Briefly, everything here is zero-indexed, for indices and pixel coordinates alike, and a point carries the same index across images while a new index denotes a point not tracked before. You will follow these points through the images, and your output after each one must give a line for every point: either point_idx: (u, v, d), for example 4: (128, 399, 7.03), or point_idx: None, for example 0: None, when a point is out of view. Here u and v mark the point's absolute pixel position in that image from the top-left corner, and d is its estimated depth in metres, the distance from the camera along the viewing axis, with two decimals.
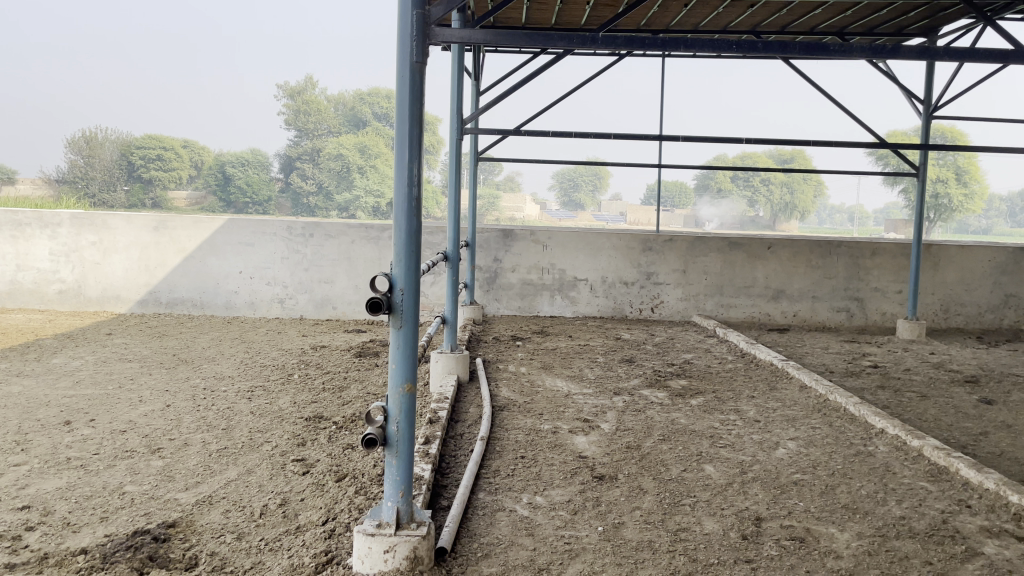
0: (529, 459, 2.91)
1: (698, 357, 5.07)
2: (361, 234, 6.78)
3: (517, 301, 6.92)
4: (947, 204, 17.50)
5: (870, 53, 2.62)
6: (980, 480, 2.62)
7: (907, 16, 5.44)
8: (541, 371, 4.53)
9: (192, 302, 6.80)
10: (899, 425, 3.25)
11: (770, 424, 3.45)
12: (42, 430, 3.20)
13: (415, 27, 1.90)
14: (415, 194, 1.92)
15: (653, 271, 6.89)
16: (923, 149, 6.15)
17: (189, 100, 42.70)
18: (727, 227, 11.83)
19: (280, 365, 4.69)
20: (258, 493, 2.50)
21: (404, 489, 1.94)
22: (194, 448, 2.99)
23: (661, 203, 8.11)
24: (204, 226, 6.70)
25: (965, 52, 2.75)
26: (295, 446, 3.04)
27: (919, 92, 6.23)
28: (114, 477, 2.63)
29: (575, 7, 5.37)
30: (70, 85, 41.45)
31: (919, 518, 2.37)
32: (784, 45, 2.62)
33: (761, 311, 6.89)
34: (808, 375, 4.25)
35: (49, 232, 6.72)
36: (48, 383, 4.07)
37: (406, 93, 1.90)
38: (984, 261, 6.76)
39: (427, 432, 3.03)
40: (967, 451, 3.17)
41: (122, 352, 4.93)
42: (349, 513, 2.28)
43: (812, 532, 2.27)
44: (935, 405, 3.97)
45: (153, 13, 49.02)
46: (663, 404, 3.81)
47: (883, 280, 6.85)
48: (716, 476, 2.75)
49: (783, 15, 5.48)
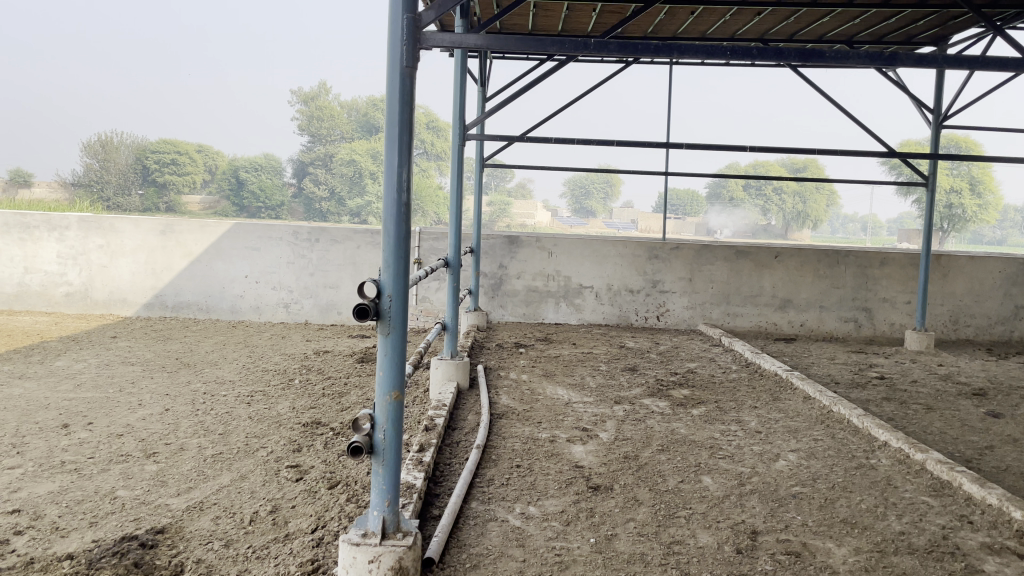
0: (524, 468, 2.88)
1: (702, 366, 5.02)
2: (366, 239, 6.79)
3: (521, 308, 6.90)
4: (960, 214, 17.17)
5: (869, 60, 2.56)
6: (983, 495, 2.57)
7: (917, 25, 5.38)
8: (542, 378, 4.50)
9: (198, 305, 6.84)
10: (903, 437, 3.20)
11: (772, 435, 3.40)
12: (40, 433, 3.21)
13: (406, 31, 1.89)
14: (404, 199, 1.90)
15: (659, 279, 6.85)
16: (933, 158, 6.06)
17: (203, 103, 43.21)
18: (739, 234, 11.82)
19: (281, 370, 4.70)
20: (250, 499, 2.49)
21: (390, 498, 1.92)
22: (190, 452, 3.00)
23: (669, 211, 7.93)
24: (211, 230, 6.74)
25: (973, 60, 2.67)
26: (291, 451, 3.03)
27: (929, 101, 6.15)
28: (108, 481, 2.63)
29: (581, 14, 5.38)
30: (86, 87, 41.97)
31: (919, 533, 2.32)
32: (779, 52, 2.54)
33: (768, 321, 6.83)
34: (812, 386, 4.19)
35: (57, 235, 6.79)
36: (50, 385, 4.10)
37: (396, 98, 1.88)
38: (994, 272, 6.67)
39: (422, 439, 3.02)
40: (970, 465, 3.11)
41: (125, 356, 4.95)
42: (339, 521, 2.27)
43: (808, 547, 2.22)
44: (941, 418, 3.90)
45: (166, 19, 49.65)
46: (664, 413, 3.76)
47: (891, 290, 6.76)
48: (714, 487, 2.71)
49: (790, 23, 5.46)
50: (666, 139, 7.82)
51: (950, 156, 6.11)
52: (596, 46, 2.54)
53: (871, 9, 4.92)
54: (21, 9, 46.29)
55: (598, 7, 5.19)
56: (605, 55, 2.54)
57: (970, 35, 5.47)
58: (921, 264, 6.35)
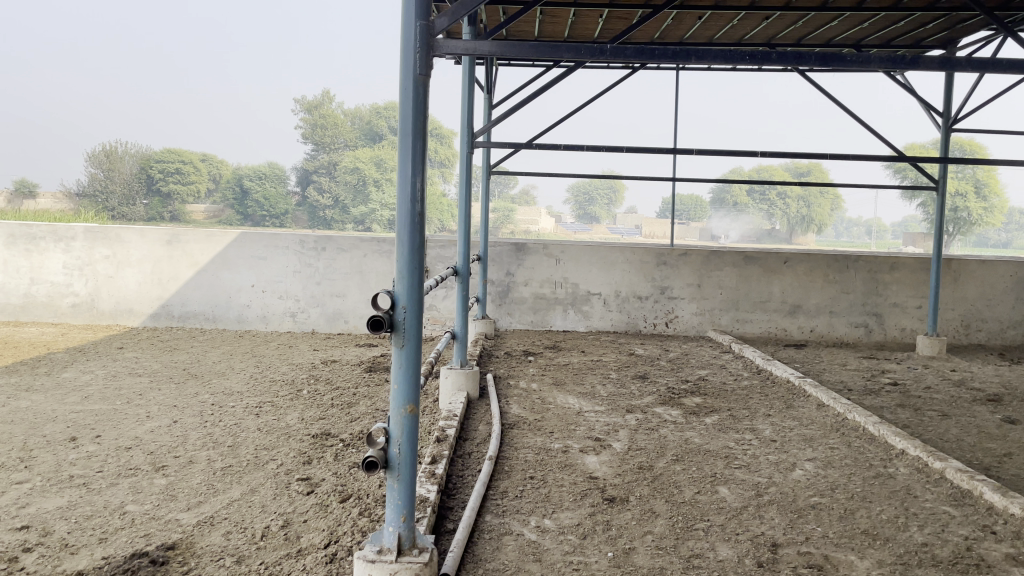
0: (538, 479, 2.84)
1: (714, 374, 4.96)
2: (372, 247, 6.77)
3: (529, 315, 6.86)
4: (965, 217, 17.52)
5: (890, 64, 2.47)
6: (1005, 505, 2.51)
7: (926, 28, 5.35)
8: (552, 388, 4.44)
9: (204, 315, 6.82)
10: (920, 445, 3.14)
11: (787, 443, 3.35)
12: (47, 447, 3.18)
13: (419, 39, 1.86)
14: (418, 210, 1.88)
15: (667, 285, 6.80)
16: (943, 162, 6.00)
17: (204, 112, 43.21)
18: (744, 239, 11.78)
19: (289, 381, 4.65)
20: (261, 513, 2.45)
21: (406, 513, 1.89)
22: (199, 465, 2.96)
23: (676, 216, 7.89)
24: (217, 239, 6.73)
25: (990, 62, 2.58)
26: (301, 464, 3.00)
27: (938, 104, 6.09)
28: (116, 496, 2.60)
29: (588, 19, 5.37)
30: (92, 98, 42.15)
31: (942, 545, 2.27)
32: (799, 56, 2.44)
33: (778, 326, 6.78)
34: (826, 393, 4.13)
35: (63, 246, 6.79)
36: (57, 397, 4.07)
37: (409, 107, 1.86)
38: (1005, 276, 6.60)
39: (434, 450, 2.98)
40: (991, 473, 3.05)
41: (132, 367, 4.93)
42: (352, 536, 2.23)
43: (830, 559, 2.17)
44: (957, 425, 3.84)
45: (171, 30, 49.95)
46: (677, 422, 3.71)
47: (902, 295, 6.71)
48: (730, 498, 2.66)
49: (798, 27, 5.44)
50: (673, 144, 7.77)
51: (960, 160, 6.05)
52: (612, 52, 2.47)
53: (880, 13, 4.89)
54: (33, 21, 46.78)
55: (604, 13, 5.17)
56: (622, 61, 2.47)
57: (980, 38, 5.43)
58: (933, 268, 6.30)
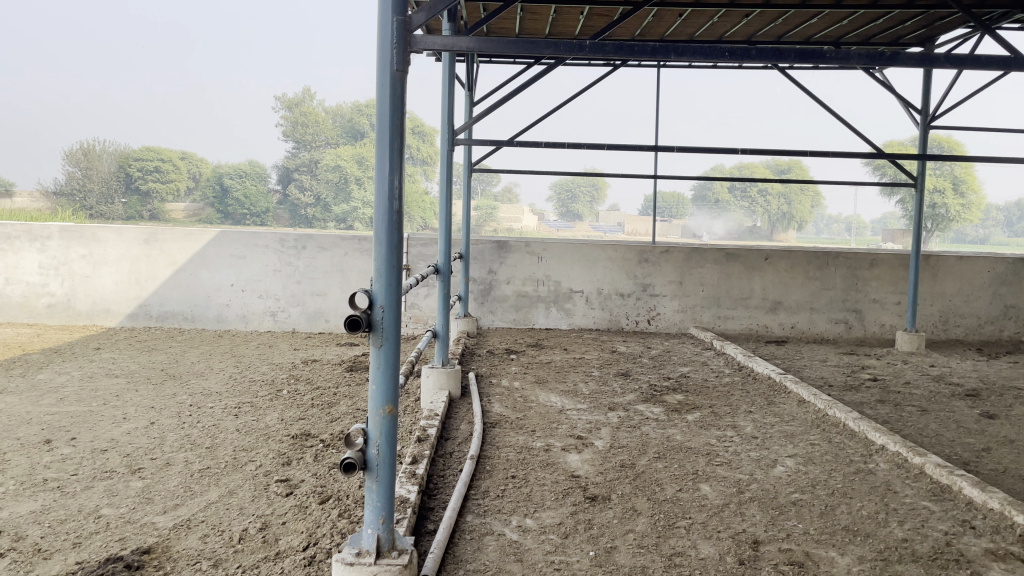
0: (519, 478, 2.82)
1: (695, 371, 4.99)
2: (354, 245, 6.71)
3: (511, 313, 6.85)
4: (944, 213, 17.52)
5: (870, 60, 2.45)
6: (983, 500, 2.54)
7: (904, 26, 5.42)
8: (535, 386, 4.44)
9: (183, 315, 6.73)
10: (900, 441, 3.17)
11: (768, 440, 3.37)
12: (21, 450, 3.11)
13: (396, 34, 1.83)
14: (396, 207, 1.86)
15: (649, 282, 6.82)
16: (921, 159, 6.06)
17: (177, 109, 42.26)
18: (725, 237, 11.82)
19: (269, 381, 4.59)
20: (238, 516, 2.41)
21: (385, 515, 1.87)
22: (176, 467, 2.91)
23: (659, 214, 7.90)
24: (196, 238, 6.64)
25: (965, 61, 2.60)
26: (280, 464, 2.96)
27: (916, 102, 6.16)
28: (91, 500, 2.55)
29: (570, 16, 5.36)
30: (63, 95, 41.08)
31: (921, 540, 2.29)
32: (779, 52, 2.42)
33: (759, 323, 6.83)
34: (807, 389, 4.16)
35: (38, 245, 6.65)
36: (31, 400, 3.98)
37: (386, 102, 1.83)
38: (983, 272, 6.71)
39: (414, 450, 2.96)
40: (970, 468, 3.09)
41: (109, 367, 4.84)
42: (331, 539, 2.19)
43: (811, 556, 2.18)
44: (936, 420, 3.89)
45: (150, 28, 49.06)
46: (659, 420, 3.72)
47: (881, 291, 6.79)
48: (712, 495, 2.67)
49: (778, 25, 5.47)
50: (654, 142, 7.77)
51: (938, 156, 6.10)
52: (591, 48, 2.46)
53: (861, 10, 4.92)
54: (16, 23, 46.10)
55: (586, 10, 5.17)
56: (602, 57, 2.46)
57: (957, 36, 5.52)
58: (911, 265, 6.36)
